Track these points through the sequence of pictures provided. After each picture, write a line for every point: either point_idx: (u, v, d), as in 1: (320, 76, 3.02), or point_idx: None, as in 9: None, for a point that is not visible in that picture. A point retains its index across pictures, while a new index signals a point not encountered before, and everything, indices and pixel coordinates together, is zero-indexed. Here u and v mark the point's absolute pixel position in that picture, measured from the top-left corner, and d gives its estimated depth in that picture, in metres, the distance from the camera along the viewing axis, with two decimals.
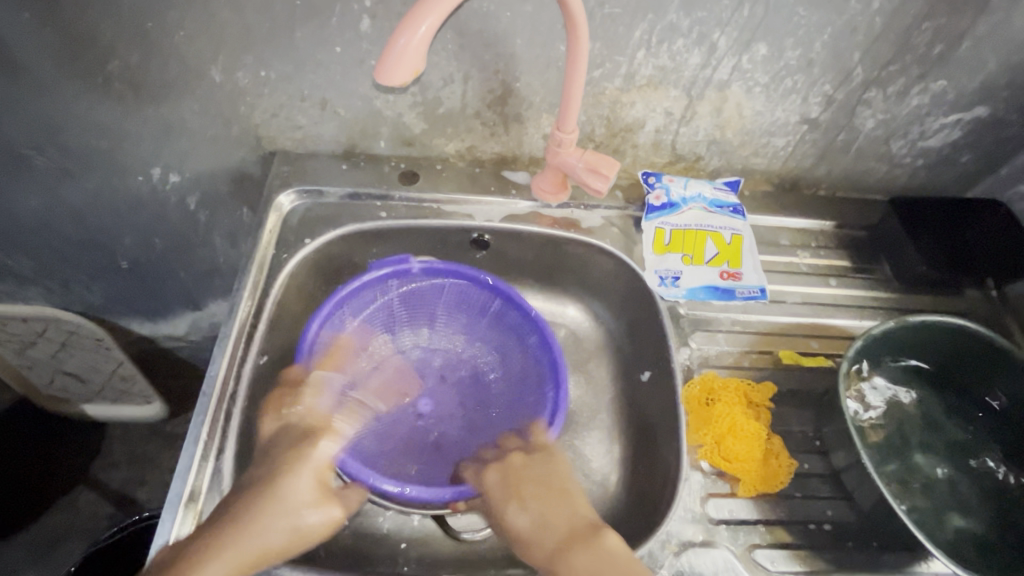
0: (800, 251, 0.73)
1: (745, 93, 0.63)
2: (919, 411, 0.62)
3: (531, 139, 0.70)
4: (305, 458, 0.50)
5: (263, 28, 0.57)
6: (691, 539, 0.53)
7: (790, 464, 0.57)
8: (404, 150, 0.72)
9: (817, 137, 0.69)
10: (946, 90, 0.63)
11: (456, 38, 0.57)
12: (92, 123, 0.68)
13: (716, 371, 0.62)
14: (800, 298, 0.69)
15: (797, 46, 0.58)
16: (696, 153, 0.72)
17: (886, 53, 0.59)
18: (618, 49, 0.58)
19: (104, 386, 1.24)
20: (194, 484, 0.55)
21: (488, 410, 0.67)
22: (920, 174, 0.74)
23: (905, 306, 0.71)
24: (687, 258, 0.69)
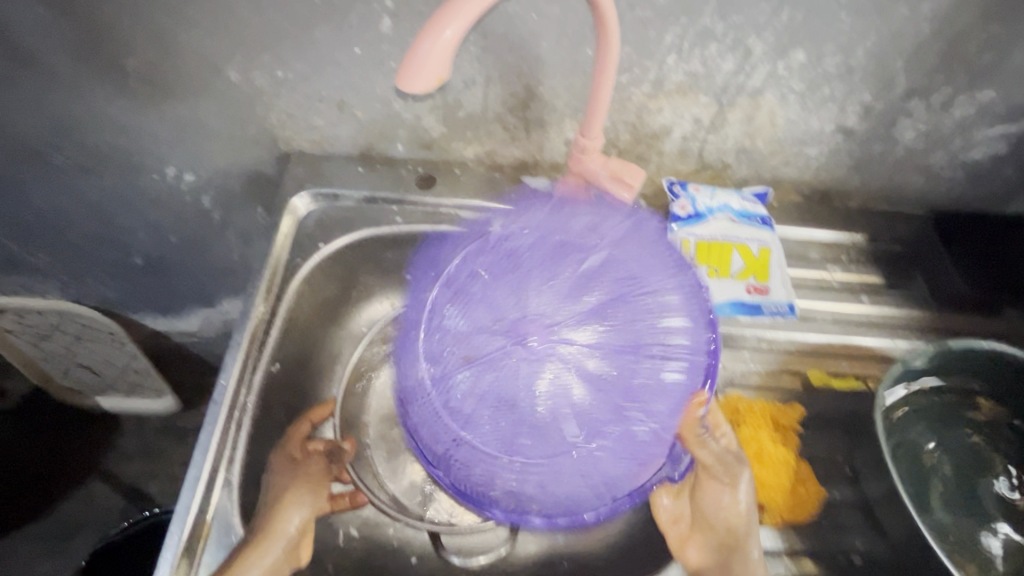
0: (830, 265, 0.70)
1: (779, 101, 0.61)
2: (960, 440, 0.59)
3: (553, 145, 0.67)
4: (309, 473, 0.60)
5: (281, 27, 0.55)
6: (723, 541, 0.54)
7: (818, 492, 0.55)
8: (422, 153, 0.70)
9: (852, 148, 0.66)
10: (994, 101, 0.60)
11: (480, 40, 0.55)
12: (108, 120, 0.67)
13: (741, 391, 0.60)
14: (829, 316, 0.66)
15: (837, 52, 0.55)
16: (724, 161, 0.69)
17: (932, 61, 0.56)
18: (648, 53, 0.56)
19: (117, 379, 1.24)
20: (203, 493, 0.54)
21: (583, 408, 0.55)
22: (960, 187, 0.71)
23: (942, 326, 0.68)
24: (712, 270, 0.66)
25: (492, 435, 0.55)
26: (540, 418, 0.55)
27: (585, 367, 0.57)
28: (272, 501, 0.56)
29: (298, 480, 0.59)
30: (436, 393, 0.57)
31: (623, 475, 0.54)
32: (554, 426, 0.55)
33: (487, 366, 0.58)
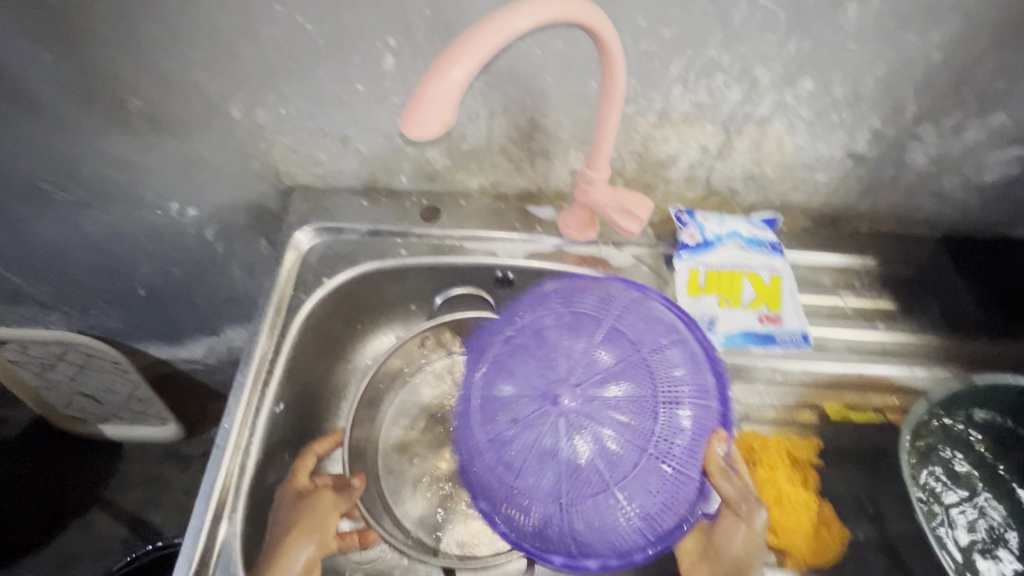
0: (844, 291, 0.68)
1: (787, 128, 0.60)
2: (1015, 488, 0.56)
3: (558, 175, 0.67)
4: (321, 506, 0.58)
5: (284, 66, 0.55)
6: None
7: (843, 535, 0.53)
8: (426, 184, 0.69)
9: (862, 172, 0.65)
10: (1007, 125, 0.59)
11: (483, 76, 0.55)
12: (111, 157, 0.66)
13: (756, 427, 0.58)
14: (845, 345, 0.64)
15: (846, 81, 0.54)
16: (731, 188, 0.68)
17: (943, 87, 0.55)
18: (653, 85, 0.55)
19: (121, 407, 1.23)
20: (205, 543, 0.53)
21: (643, 480, 0.49)
22: (973, 209, 0.70)
23: (964, 351, 0.65)
24: (723, 300, 0.65)
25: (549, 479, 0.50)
26: (579, 462, 0.50)
27: (623, 424, 0.51)
28: (279, 541, 0.55)
29: (309, 510, 0.57)
30: (493, 425, 0.53)
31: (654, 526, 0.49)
32: (603, 489, 0.49)
33: (534, 404, 0.53)
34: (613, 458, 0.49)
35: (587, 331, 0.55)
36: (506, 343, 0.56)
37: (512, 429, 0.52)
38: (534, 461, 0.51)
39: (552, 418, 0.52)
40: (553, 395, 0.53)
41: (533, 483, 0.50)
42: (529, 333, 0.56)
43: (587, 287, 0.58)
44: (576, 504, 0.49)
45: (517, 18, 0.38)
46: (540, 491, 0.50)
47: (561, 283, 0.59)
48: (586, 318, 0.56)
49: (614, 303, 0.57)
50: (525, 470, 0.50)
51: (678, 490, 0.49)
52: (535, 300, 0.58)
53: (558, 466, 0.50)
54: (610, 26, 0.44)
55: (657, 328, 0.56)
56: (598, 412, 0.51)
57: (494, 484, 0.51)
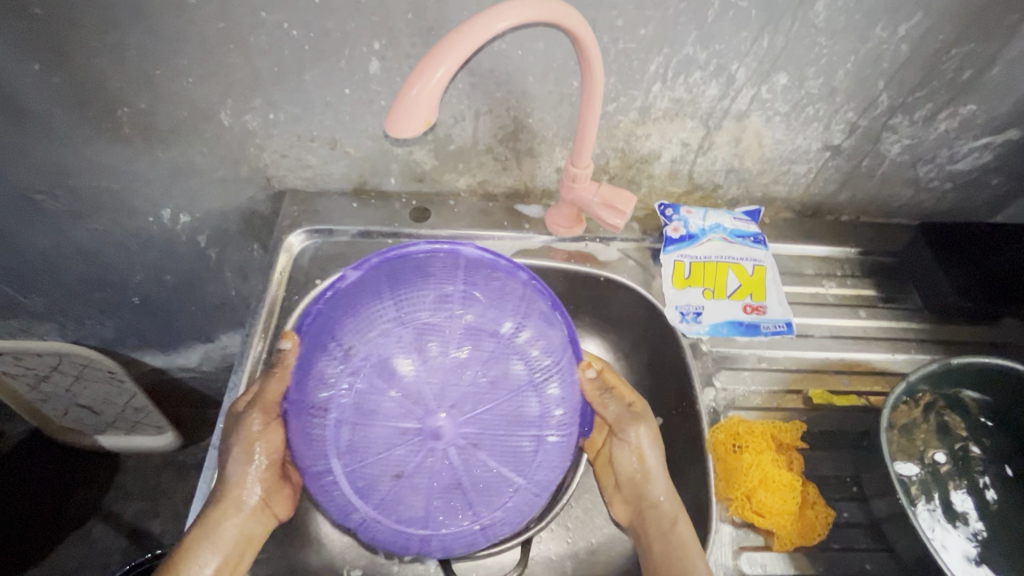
0: (826, 280, 0.70)
1: (764, 122, 0.61)
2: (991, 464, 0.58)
3: (543, 173, 0.68)
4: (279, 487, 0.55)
5: (271, 72, 0.56)
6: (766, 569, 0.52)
7: (828, 514, 0.54)
8: (414, 186, 0.71)
9: (840, 164, 0.67)
10: (976, 114, 0.61)
11: (467, 77, 0.56)
12: (101, 166, 0.67)
13: (742, 413, 0.60)
14: (828, 332, 0.66)
15: (819, 75, 0.56)
16: (713, 182, 0.70)
17: (913, 79, 0.57)
18: (633, 83, 0.57)
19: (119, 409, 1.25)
20: None
21: (517, 467, 0.50)
22: (948, 197, 0.72)
23: (939, 338, 0.68)
24: (708, 292, 0.66)
25: (422, 488, 0.48)
26: (438, 468, 0.48)
27: (481, 419, 0.49)
28: (188, 538, 0.50)
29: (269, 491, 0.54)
30: (353, 462, 0.47)
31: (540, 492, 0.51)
32: (468, 475, 0.49)
33: (383, 434, 0.47)
34: (474, 447, 0.49)
35: (418, 336, 0.48)
36: (325, 376, 0.47)
37: (383, 439, 0.47)
38: (399, 488, 0.48)
39: (405, 444, 0.48)
40: (411, 402, 0.48)
41: (420, 485, 0.49)
42: (355, 353, 0.48)
43: (405, 272, 0.51)
44: (451, 499, 0.49)
45: (495, 20, 0.40)
46: (417, 502, 0.49)
47: (375, 262, 0.51)
48: (411, 318, 0.49)
49: (447, 283, 0.50)
50: (396, 491, 0.48)
51: (540, 457, 0.50)
52: (358, 321, 0.48)
53: (429, 482, 0.48)
54: (587, 26, 0.45)
55: (422, 304, 0.49)
56: (463, 399, 0.49)
57: (369, 507, 0.48)
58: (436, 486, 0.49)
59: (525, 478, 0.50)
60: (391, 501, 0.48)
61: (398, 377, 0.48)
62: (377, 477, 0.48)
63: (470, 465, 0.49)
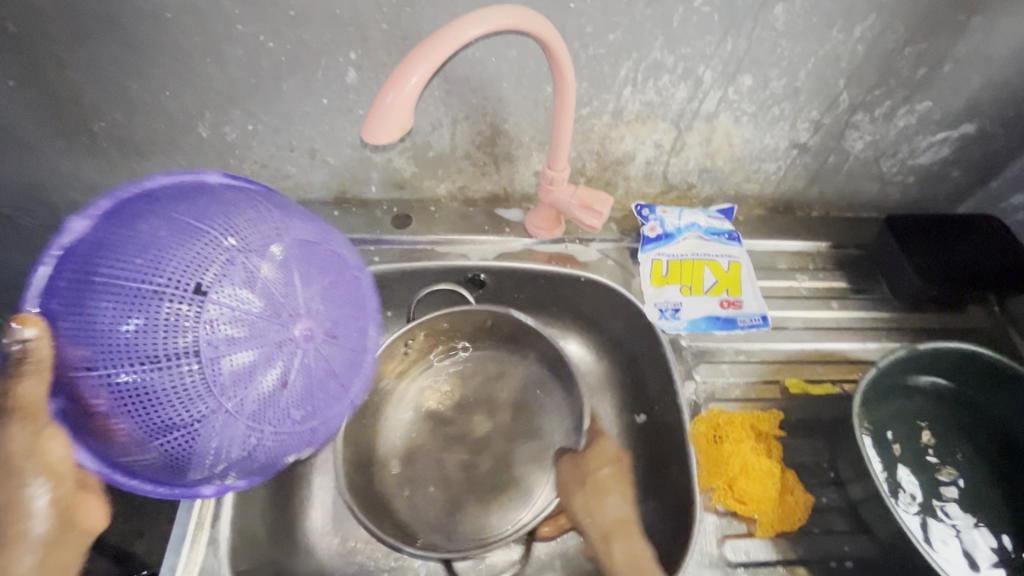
0: (799, 274, 0.72)
1: (733, 122, 0.64)
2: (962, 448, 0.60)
3: (522, 177, 0.70)
4: None
5: (248, 83, 0.56)
6: (748, 556, 0.53)
7: (807, 499, 0.56)
8: (396, 193, 0.71)
9: (807, 161, 0.70)
10: (933, 110, 0.64)
11: (443, 84, 0.57)
12: (78, 181, 0.67)
13: (722, 405, 0.61)
14: (801, 323, 0.68)
15: (782, 75, 0.58)
16: (688, 181, 0.72)
17: (871, 77, 0.59)
18: (604, 87, 0.58)
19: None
20: (187, 552, 0.53)
21: (213, 412, 0.37)
22: (913, 190, 0.75)
23: (908, 326, 0.71)
24: (686, 288, 0.68)
25: (202, 426, 0.37)
26: (218, 398, 0.37)
27: (160, 357, 0.36)
28: None
29: None
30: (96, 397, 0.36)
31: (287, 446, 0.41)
32: (256, 409, 0.38)
33: (116, 359, 0.35)
34: (251, 372, 0.38)
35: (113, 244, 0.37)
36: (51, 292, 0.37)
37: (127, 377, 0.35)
38: (164, 427, 0.37)
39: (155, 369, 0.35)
40: (189, 342, 0.36)
41: (216, 447, 0.38)
42: (85, 256, 0.37)
43: (123, 216, 0.38)
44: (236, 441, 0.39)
45: (466, 28, 0.41)
46: (212, 442, 0.38)
47: (116, 199, 0.40)
48: (163, 221, 0.38)
49: (160, 210, 0.38)
50: (170, 434, 0.37)
51: (245, 403, 0.38)
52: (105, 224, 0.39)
53: (203, 418, 0.37)
54: (556, 31, 0.46)
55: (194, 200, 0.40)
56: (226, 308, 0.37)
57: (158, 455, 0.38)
58: (218, 423, 0.37)
59: (306, 421, 0.42)
60: (192, 467, 0.39)
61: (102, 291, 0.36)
62: (177, 443, 0.37)
63: (232, 396, 0.37)
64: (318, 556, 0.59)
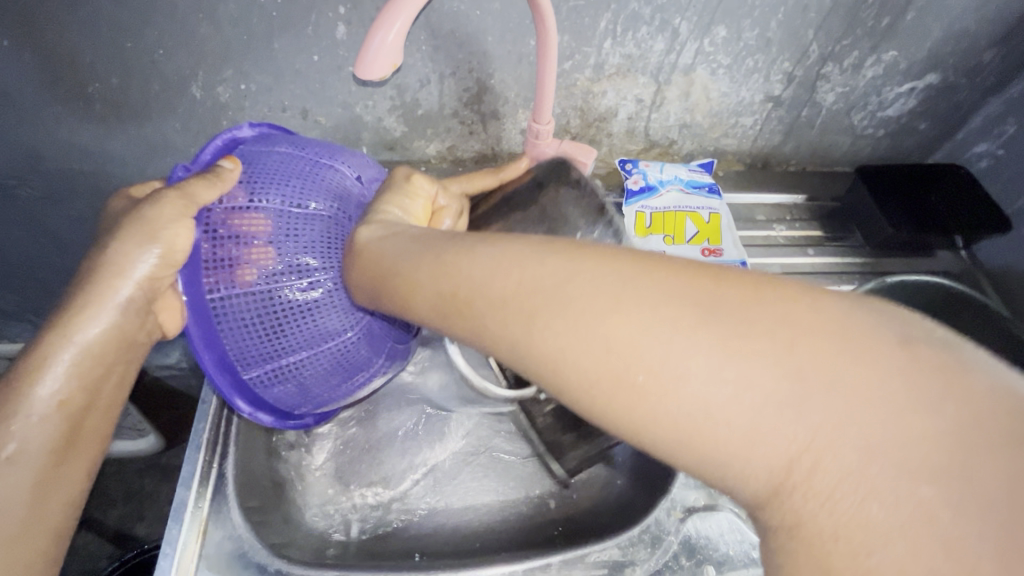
0: (776, 225, 0.76)
1: (709, 75, 0.66)
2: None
3: (509, 135, 0.72)
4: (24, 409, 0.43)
5: (240, 41, 0.58)
6: None
7: None
8: (386, 154, 0.74)
9: (782, 114, 0.73)
10: (898, 60, 0.67)
11: (430, 39, 0.59)
12: (75, 147, 0.68)
13: None
14: (780, 269, 0.72)
15: (754, 26, 0.61)
16: (669, 137, 0.75)
17: (839, 27, 0.62)
18: (586, 40, 0.61)
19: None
20: (198, 489, 0.53)
21: (296, 340, 0.49)
22: (883, 143, 0.78)
23: (879, 271, 0.74)
24: (669, 238, 0.72)
25: (256, 347, 0.48)
26: (275, 306, 0.47)
27: (281, 270, 0.47)
28: None
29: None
30: (227, 304, 0.46)
31: (338, 371, 0.53)
32: (296, 350, 0.50)
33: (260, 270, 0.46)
34: (307, 286, 0.48)
35: (283, 176, 0.48)
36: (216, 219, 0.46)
37: (250, 295, 0.46)
38: (244, 336, 0.48)
39: (267, 281, 0.46)
40: (277, 270, 0.46)
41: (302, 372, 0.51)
42: (258, 175, 0.48)
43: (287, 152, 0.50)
44: (265, 352, 0.49)
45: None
46: (247, 352, 0.48)
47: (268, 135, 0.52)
48: (293, 169, 0.49)
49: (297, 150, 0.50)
50: (252, 346, 0.48)
51: (306, 330, 0.49)
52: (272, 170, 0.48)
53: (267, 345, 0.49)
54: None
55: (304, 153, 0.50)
56: (308, 240, 0.47)
57: (247, 345, 0.48)
58: (268, 330, 0.48)
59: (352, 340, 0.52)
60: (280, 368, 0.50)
61: (281, 209, 0.47)
62: (269, 340, 0.48)
63: (272, 328, 0.48)
64: (320, 504, 0.60)
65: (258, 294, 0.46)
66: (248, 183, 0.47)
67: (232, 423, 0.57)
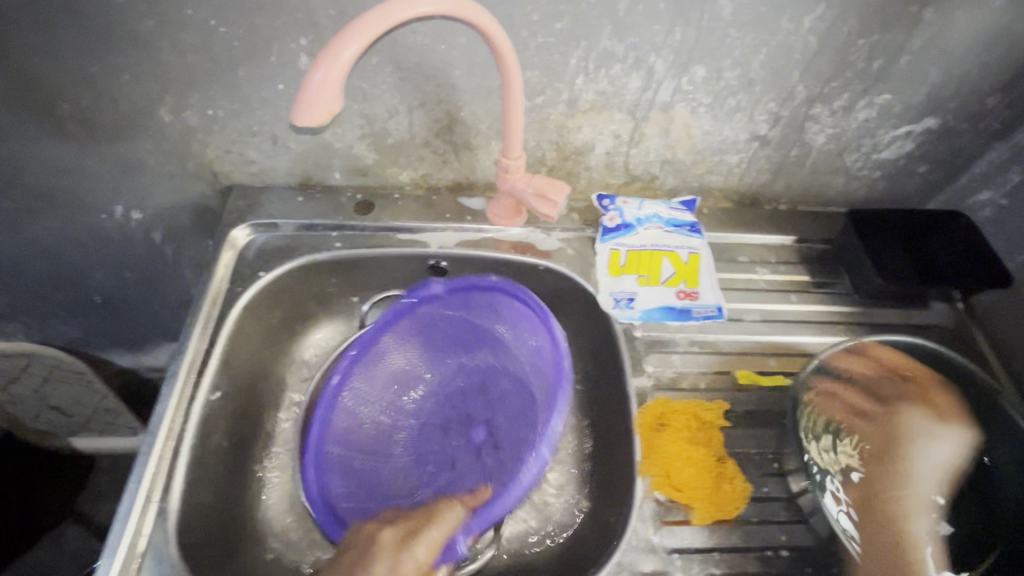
0: (760, 267, 0.73)
1: (690, 113, 0.64)
2: (914, 453, 0.59)
3: (483, 166, 0.70)
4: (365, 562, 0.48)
5: (204, 68, 0.57)
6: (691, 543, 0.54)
7: (745, 488, 0.56)
8: (359, 180, 0.72)
9: (769, 154, 0.69)
10: (892, 104, 0.63)
11: (395, 71, 0.58)
12: (50, 164, 0.68)
13: (668, 394, 0.62)
14: (759, 316, 0.69)
15: (735, 66, 0.58)
16: (650, 173, 0.72)
17: (826, 70, 0.59)
18: (557, 76, 0.59)
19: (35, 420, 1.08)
20: (134, 524, 0.52)
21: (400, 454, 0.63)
22: (879, 185, 0.74)
23: (867, 321, 0.70)
24: (642, 278, 0.69)
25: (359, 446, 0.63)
26: (388, 444, 0.64)
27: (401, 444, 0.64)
28: None
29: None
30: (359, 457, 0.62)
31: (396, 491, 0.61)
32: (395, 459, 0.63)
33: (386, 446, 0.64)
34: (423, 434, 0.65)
35: (441, 326, 0.67)
36: (401, 310, 0.66)
37: (378, 403, 0.65)
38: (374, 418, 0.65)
39: (392, 405, 0.66)
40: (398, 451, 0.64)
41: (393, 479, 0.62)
42: (431, 320, 0.67)
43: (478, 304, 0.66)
44: (368, 451, 0.63)
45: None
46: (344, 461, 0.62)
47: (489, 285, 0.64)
48: (447, 374, 0.67)
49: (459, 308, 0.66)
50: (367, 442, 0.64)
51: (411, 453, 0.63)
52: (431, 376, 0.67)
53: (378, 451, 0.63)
54: (502, 31, 0.49)
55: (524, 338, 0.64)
56: (425, 446, 0.64)
57: (356, 447, 0.62)
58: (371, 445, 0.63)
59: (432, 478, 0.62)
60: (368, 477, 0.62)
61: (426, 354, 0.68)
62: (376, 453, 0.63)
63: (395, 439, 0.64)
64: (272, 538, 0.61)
65: (380, 430, 0.64)
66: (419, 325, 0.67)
67: (180, 456, 0.56)
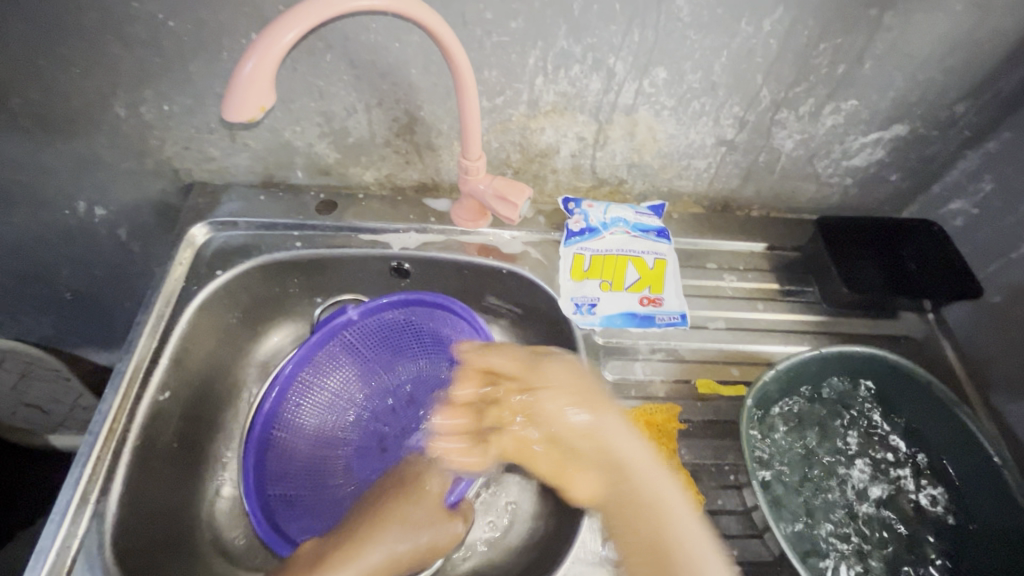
0: (728, 274, 0.72)
1: (654, 116, 0.62)
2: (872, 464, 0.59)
3: (446, 166, 0.69)
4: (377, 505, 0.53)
5: (155, 63, 0.56)
6: None
7: (698, 500, 0.55)
8: (323, 179, 0.71)
9: (738, 159, 0.68)
10: (859, 110, 0.62)
11: (350, 69, 0.57)
12: (7, 158, 0.67)
13: (625, 402, 0.61)
14: (724, 324, 0.67)
15: (696, 69, 0.57)
16: (618, 176, 0.71)
17: (789, 74, 0.58)
18: (516, 76, 0.58)
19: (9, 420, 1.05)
20: (68, 528, 0.51)
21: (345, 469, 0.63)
22: (852, 193, 0.73)
23: (835, 331, 0.69)
24: (606, 284, 0.68)
25: (299, 473, 0.62)
26: (328, 468, 0.63)
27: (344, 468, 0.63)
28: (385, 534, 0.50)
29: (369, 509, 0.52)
30: (296, 485, 0.61)
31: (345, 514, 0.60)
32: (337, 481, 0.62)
33: (324, 474, 0.62)
34: (364, 454, 0.64)
35: (375, 339, 0.67)
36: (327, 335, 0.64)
37: (313, 425, 0.64)
38: (311, 444, 0.63)
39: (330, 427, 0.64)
40: (337, 476, 0.63)
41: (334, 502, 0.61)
42: (365, 335, 0.66)
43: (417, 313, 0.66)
44: (306, 476, 0.62)
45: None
46: (284, 485, 0.60)
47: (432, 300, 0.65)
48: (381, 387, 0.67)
49: (401, 314, 0.67)
50: (300, 470, 0.62)
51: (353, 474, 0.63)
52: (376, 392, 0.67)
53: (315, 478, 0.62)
54: (452, 31, 0.48)
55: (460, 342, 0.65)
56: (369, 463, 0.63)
57: (292, 473, 0.61)
58: (312, 470, 0.62)
59: None
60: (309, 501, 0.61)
61: (365, 371, 0.67)
62: (317, 475, 0.62)
63: (336, 459, 0.63)
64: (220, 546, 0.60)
65: (316, 455, 0.63)
66: (359, 340, 0.66)
67: (122, 459, 0.55)
